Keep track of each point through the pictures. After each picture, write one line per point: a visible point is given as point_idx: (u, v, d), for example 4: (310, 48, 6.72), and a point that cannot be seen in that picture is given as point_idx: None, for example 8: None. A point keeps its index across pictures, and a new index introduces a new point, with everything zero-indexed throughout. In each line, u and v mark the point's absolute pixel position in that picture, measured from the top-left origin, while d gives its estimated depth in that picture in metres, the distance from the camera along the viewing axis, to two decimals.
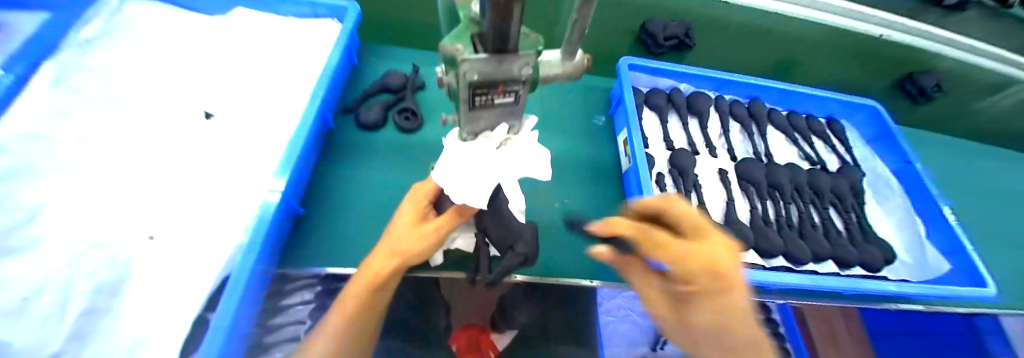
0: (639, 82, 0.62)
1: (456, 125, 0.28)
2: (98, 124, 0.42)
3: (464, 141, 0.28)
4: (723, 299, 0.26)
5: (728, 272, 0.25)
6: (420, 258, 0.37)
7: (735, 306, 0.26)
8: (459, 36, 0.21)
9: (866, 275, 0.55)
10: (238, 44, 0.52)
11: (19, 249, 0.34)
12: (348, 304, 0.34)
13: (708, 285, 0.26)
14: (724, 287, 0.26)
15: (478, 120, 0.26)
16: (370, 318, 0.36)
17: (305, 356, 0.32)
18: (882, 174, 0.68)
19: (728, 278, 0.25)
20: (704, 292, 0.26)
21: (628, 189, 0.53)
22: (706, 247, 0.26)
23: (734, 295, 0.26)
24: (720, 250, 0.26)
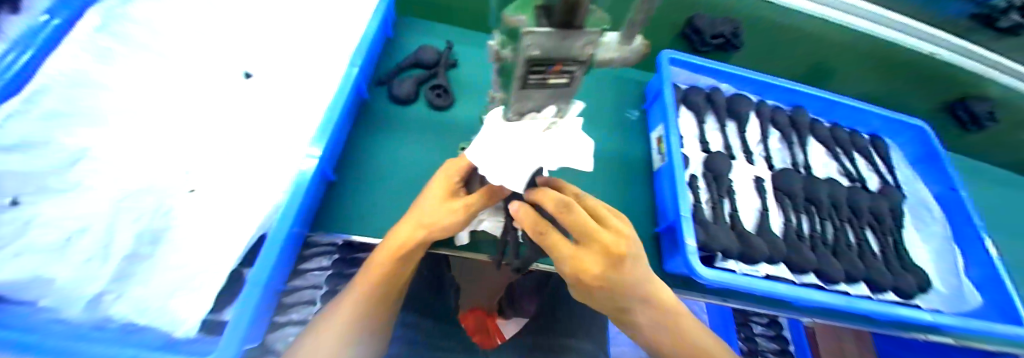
0: (677, 79, 0.60)
1: (502, 103, 0.27)
2: (143, 76, 0.43)
3: (508, 121, 0.27)
4: (592, 293, 0.31)
5: (591, 283, 0.29)
6: (445, 234, 0.36)
7: (602, 299, 0.31)
8: (522, 7, 0.20)
9: (899, 301, 0.52)
10: (277, 5, 0.51)
11: (64, 190, 0.35)
12: (372, 273, 0.35)
13: (577, 285, 0.30)
14: (590, 288, 0.30)
15: (527, 99, 0.25)
16: (391, 289, 0.36)
17: (335, 315, 0.35)
18: (925, 200, 0.63)
19: (591, 284, 0.29)
20: (575, 285, 0.31)
21: (658, 189, 0.51)
22: (578, 257, 0.28)
23: (601, 294, 0.31)
24: (594, 269, 0.28)
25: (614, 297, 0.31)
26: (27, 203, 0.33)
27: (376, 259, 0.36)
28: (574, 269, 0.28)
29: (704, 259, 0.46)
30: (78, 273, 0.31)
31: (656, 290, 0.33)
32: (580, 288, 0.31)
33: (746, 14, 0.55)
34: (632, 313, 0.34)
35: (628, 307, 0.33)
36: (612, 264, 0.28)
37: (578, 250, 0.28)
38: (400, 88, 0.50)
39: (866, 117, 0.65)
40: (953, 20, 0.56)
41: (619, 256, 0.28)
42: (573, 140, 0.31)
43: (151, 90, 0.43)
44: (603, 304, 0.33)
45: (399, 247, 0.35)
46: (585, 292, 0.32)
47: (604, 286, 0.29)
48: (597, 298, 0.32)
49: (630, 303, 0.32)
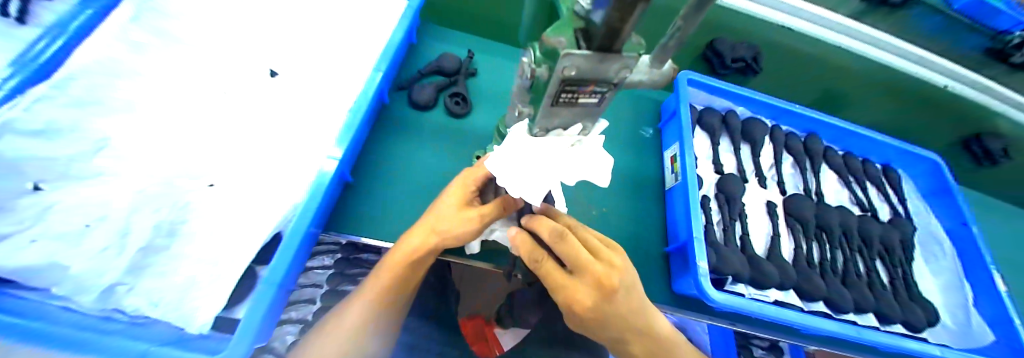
0: (694, 99, 0.61)
1: (530, 117, 0.27)
2: (169, 69, 0.44)
3: (533, 135, 0.28)
4: (587, 325, 0.29)
5: (585, 314, 0.27)
6: (456, 243, 0.36)
7: (598, 330, 0.29)
8: (562, 28, 0.20)
9: (906, 334, 0.52)
10: (305, 7, 0.52)
11: (88, 179, 0.36)
12: (381, 278, 0.36)
13: (572, 316, 0.29)
14: (585, 320, 0.28)
15: (555, 117, 0.25)
16: (399, 293, 0.37)
17: (342, 317, 0.35)
18: (936, 233, 0.63)
19: (585, 316, 0.27)
20: (571, 317, 0.29)
21: (671, 209, 0.51)
22: (574, 289, 0.26)
23: (599, 326, 0.29)
24: (587, 300, 0.26)
25: (612, 329, 0.29)
26: (49, 189, 0.34)
27: (388, 263, 0.36)
28: (566, 302, 0.27)
29: (714, 282, 0.46)
30: (97, 263, 0.32)
31: (654, 320, 0.31)
32: (576, 320, 0.29)
33: (765, 40, 0.56)
34: (632, 345, 0.31)
35: (627, 339, 0.31)
36: (606, 295, 0.26)
37: (573, 282, 0.26)
38: (421, 95, 0.51)
39: (879, 147, 0.65)
40: (966, 54, 0.57)
41: (612, 287, 0.25)
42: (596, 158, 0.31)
43: (176, 83, 0.43)
44: (602, 336, 0.31)
45: (411, 253, 0.35)
46: (581, 323, 0.30)
47: (600, 318, 0.27)
48: (594, 330, 0.30)
49: (628, 335, 0.30)
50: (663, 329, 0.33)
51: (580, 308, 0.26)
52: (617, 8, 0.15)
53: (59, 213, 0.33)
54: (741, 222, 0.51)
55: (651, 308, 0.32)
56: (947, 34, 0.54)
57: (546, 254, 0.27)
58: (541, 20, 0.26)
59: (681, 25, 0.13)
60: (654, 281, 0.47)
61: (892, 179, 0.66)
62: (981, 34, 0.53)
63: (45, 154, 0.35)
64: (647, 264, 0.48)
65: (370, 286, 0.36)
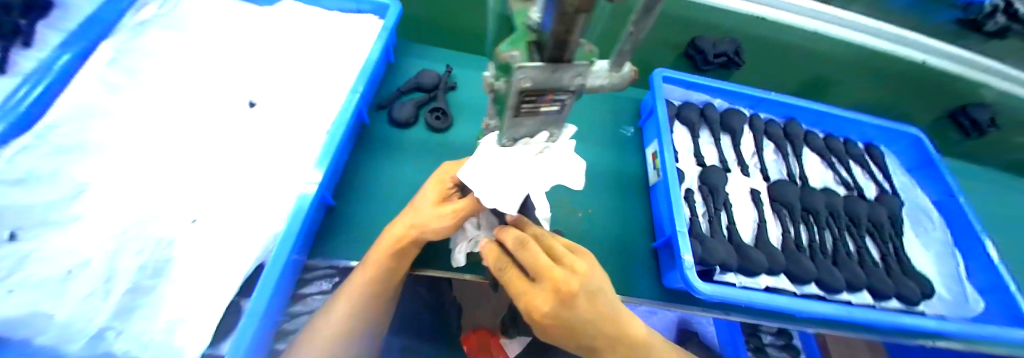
0: (671, 95, 0.62)
1: (497, 130, 0.28)
2: (147, 109, 0.45)
3: (503, 146, 0.28)
4: (556, 333, 0.30)
5: (548, 322, 0.28)
6: (434, 236, 0.37)
7: (568, 338, 0.30)
8: (515, 42, 0.21)
9: (902, 309, 0.51)
10: (281, 35, 0.53)
11: (71, 225, 0.36)
12: (360, 279, 0.36)
13: (538, 324, 0.29)
14: (552, 328, 0.29)
15: (520, 126, 0.26)
16: (383, 287, 0.37)
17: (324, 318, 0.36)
18: (923, 206, 0.63)
19: (550, 324, 0.28)
20: (540, 327, 0.30)
21: (655, 205, 0.52)
22: (531, 295, 0.28)
23: (568, 337, 0.29)
24: (548, 308, 0.27)
25: (582, 338, 0.29)
26: (27, 237, 0.34)
27: (375, 254, 0.37)
28: (525, 308, 0.28)
29: (703, 273, 0.46)
30: (85, 307, 0.32)
31: (626, 326, 0.31)
32: (544, 329, 0.30)
33: (745, 34, 0.57)
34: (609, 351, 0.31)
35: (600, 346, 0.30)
36: (565, 301, 0.27)
37: (531, 288, 0.28)
38: (402, 113, 0.51)
39: (857, 126, 0.66)
40: (941, 26, 0.58)
41: (569, 293, 0.26)
42: (565, 162, 0.31)
43: (155, 123, 0.44)
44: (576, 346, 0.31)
45: (396, 240, 0.37)
46: (551, 332, 0.30)
47: (565, 327, 0.28)
48: (565, 338, 0.30)
49: (599, 342, 0.30)
50: (639, 336, 0.32)
51: (537, 314, 0.28)
52: (558, 22, 0.16)
53: (44, 261, 0.33)
54: (727, 212, 0.52)
55: (625, 312, 0.31)
56: (918, 8, 0.55)
57: (508, 262, 0.29)
58: (499, 35, 0.26)
59: (634, 33, 0.13)
60: (645, 278, 0.47)
61: (875, 158, 0.67)
62: (952, 7, 0.54)
63: (27, 203, 0.35)
64: (636, 261, 0.48)
65: (357, 278, 0.37)
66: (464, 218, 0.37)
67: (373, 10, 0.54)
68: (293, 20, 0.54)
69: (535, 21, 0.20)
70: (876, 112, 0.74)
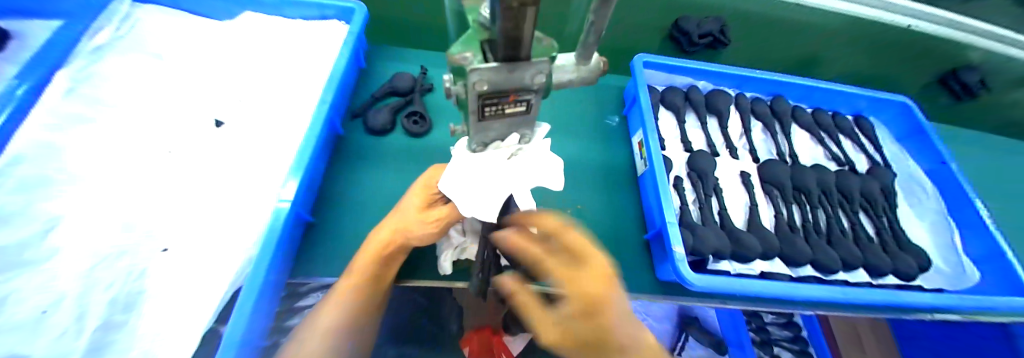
0: (653, 81, 0.61)
1: (465, 135, 0.26)
2: (108, 136, 0.43)
3: (474, 151, 0.27)
4: (594, 333, 0.27)
5: (596, 310, 0.26)
6: (421, 241, 0.37)
7: (605, 341, 0.27)
8: (467, 43, 0.19)
9: (899, 284, 0.51)
10: (245, 48, 0.51)
11: (32, 263, 0.34)
12: (344, 291, 0.35)
13: (583, 316, 0.27)
14: (597, 323, 0.26)
15: (488, 130, 0.24)
16: (371, 296, 0.36)
17: (303, 334, 0.34)
18: (916, 176, 0.62)
19: (595, 314, 0.26)
20: (579, 324, 0.27)
21: (645, 195, 0.51)
22: (589, 277, 0.28)
23: (611, 332, 0.26)
24: (598, 291, 0.27)
25: (626, 333, 0.27)
26: (5, 279, 0.33)
27: (360, 261, 0.36)
28: (588, 290, 0.27)
29: (696, 263, 0.45)
30: (54, 349, 0.31)
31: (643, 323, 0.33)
32: (584, 326, 0.27)
33: (731, 11, 0.55)
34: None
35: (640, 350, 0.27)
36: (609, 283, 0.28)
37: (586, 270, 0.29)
38: (379, 119, 0.50)
39: (846, 99, 0.65)
40: None
41: (608, 275, 0.29)
42: (541, 162, 0.30)
43: (118, 149, 0.42)
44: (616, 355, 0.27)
45: (381, 246, 0.36)
46: (585, 335, 0.27)
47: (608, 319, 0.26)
48: (603, 341, 0.26)
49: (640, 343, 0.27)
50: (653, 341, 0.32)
51: (603, 295, 0.27)
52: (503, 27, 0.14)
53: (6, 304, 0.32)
54: (717, 197, 0.51)
55: None
56: None
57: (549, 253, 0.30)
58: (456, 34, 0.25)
59: (596, 21, 0.11)
60: (637, 271, 0.46)
61: (868, 131, 0.66)
62: None
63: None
64: (628, 253, 0.48)
65: (342, 287, 0.35)
66: (448, 225, 0.36)
67: (340, 15, 0.53)
68: (257, 32, 0.52)
69: (485, 18, 0.18)
70: (863, 82, 0.73)
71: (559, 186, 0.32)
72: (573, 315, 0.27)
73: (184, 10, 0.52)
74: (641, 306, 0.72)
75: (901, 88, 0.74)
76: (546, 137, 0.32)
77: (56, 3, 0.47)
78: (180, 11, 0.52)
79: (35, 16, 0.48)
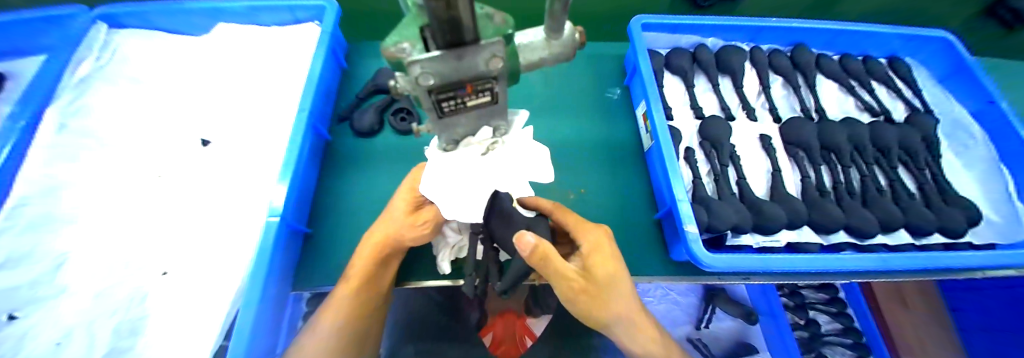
0: (655, 45, 0.56)
1: (432, 134, 0.24)
2: (102, 167, 0.43)
3: (447, 151, 0.24)
4: (600, 303, 0.28)
5: (604, 285, 0.28)
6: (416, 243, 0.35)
7: (611, 310, 0.28)
8: (405, 32, 0.16)
9: (946, 242, 0.46)
10: (222, 61, 0.50)
11: (47, 299, 0.35)
12: (341, 298, 0.34)
13: (591, 291, 0.28)
14: (602, 294, 0.28)
15: (454, 126, 0.22)
16: (372, 299, 0.35)
17: (304, 341, 0.33)
18: (961, 119, 0.55)
19: (602, 288, 0.28)
20: (587, 299, 0.28)
21: (653, 171, 0.47)
22: (599, 247, 0.29)
23: (614, 301, 0.28)
24: (608, 266, 0.28)
25: (627, 302, 0.29)
26: (24, 316, 0.34)
27: (357, 266, 0.34)
28: (602, 257, 0.28)
29: (712, 240, 0.42)
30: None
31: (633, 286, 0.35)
32: (593, 299, 0.28)
33: None
34: (635, 326, 0.31)
35: (635, 316, 0.31)
36: (616, 256, 0.29)
37: (593, 239, 0.29)
38: (365, 121, 0.48)
39: (879, 40, 0.58)
40: None
41: (614, 252, 0.29)
42: (525, 152, 0.27)
43: (114, 178, 0.42)
44: (613, 321, 0.29)
45: (374, 249, 0.34)
46: (589, 305, 0.28)
47: (613, 289, 0.28)
48: (606, 311, 0.28)
49: (635, 311, 0.30)
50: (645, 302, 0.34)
51: (614, 259, 0.29)
52: (439, 23, 0.11)
53: (26, 340, 0.33)
54: (734, 165, 0.47)
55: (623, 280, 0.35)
56: None
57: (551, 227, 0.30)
58: None
59: None
60: (648, 253, 0.43)
61: (906, 76, 0.58)
62: None
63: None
64: (638, 234, 0.45)
65: (340, 295, 0.34)
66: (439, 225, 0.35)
67: (313, 16, 0.50)
68: (232, 42, 0.50)
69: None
70: (901, 21, 0.64)
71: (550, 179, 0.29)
72: (580, 292, 0.28)
73: (159, 29, 0.51)
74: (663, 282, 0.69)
75: (942, 25, 0.65)
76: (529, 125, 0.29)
77: (37, 39, 0.48)
78: (155, 31, 0.51)
79: (24, 54, 0.49)
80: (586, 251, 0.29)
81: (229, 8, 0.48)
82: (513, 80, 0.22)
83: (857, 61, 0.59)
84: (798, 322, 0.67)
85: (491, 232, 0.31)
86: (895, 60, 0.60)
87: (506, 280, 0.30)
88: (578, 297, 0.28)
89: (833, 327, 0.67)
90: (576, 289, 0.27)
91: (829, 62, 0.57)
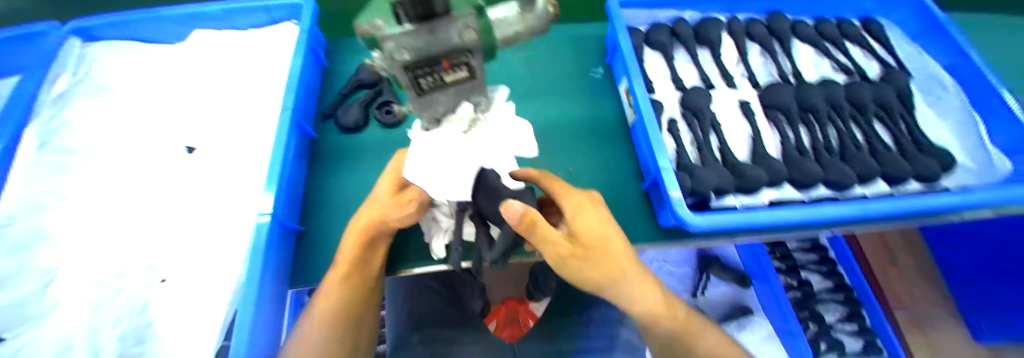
0: (634, 22, 0.56)
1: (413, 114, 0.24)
2: (87, 181, 0.43)
3: (429, 129, 0.26)
4: (591, 264, 0.29)
5: (590, 246, 0.29)
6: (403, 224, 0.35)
7: (604, 271, 0.30)
8: (380, 10, 0.17)
9: (922, 189, 0.47)
10: (197, 68, 0.49)
11: (39, 315, 0.36)
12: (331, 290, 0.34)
13: (582, 254, 0.29)
14: (591, 255, 0.29)
15: (434, 103, 0.23)
16: (363, 283, 0.35)
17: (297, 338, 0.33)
18: (935, 73, 0.57)
19: (590, 249, 0.29)
20: (580, 262, 0.29)
21: (638, 145, 0.49)
22: (584, 212, 0.30)
23: (605, 261, 0.30)
24: (593, 228, 0.30)
25: (618, 261, 0.30)
26: (13, 336, 0.35)
27: (343, 252, 0.35)
28: (587, 221, 0.30)
29: (698, 204, 0.43)
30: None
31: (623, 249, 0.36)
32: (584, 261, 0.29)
33: None
34: (630, 285, 0.32)
35: (629, 276, 0.31)
36: (600, 218, 0.31)
37: (578, 205, 0.31)
38: (351, 118, 0.48)
39: (850, 2, 0.59)
40: None
41: (599, 215, 0.31)
42: (507, 128, 0.29)
43: (99, 192, 0.42)
44: (608, 282, 0.31)
45: (359, 233, 0.34)
46: (582, 267, 0.29)
47: (601, 250, 0.30)
48: (601, 272, 0.30)
49: (628, 270, 0.31)
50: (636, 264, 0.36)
51: (600, 223, 0.30)
52: None
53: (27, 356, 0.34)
54: (716, 133, 0.48)
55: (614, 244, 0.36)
56: None
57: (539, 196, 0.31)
58: None
59: None
60: (638, 223, 0.45)
61: (879, 36, 0.60)
62: None
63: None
64: (627, 207, 0.46)
65: (329, 287, 0.34)
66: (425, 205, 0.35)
67: (288, 15, 0.50)
68: (207, 47, 0.49)
69: None
70: None
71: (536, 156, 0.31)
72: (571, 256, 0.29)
73: (129, 38, 0.49)
74: (657, 255, 0.73)
75: None
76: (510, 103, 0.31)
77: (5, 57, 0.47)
78: (124, 39, 0.49)
79: None
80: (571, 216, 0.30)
81: (203, 15, 0.47)
82: (491, 56, 0.23)
83: (832, 24, 0.60)
84: (791, 284, 0.70)
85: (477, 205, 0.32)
86: (868, 20, 0.61)
87: (496, 251, 0.31)
88: (571, 261, 0.29)
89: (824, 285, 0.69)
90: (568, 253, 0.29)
91: (804, 27, 0.58)
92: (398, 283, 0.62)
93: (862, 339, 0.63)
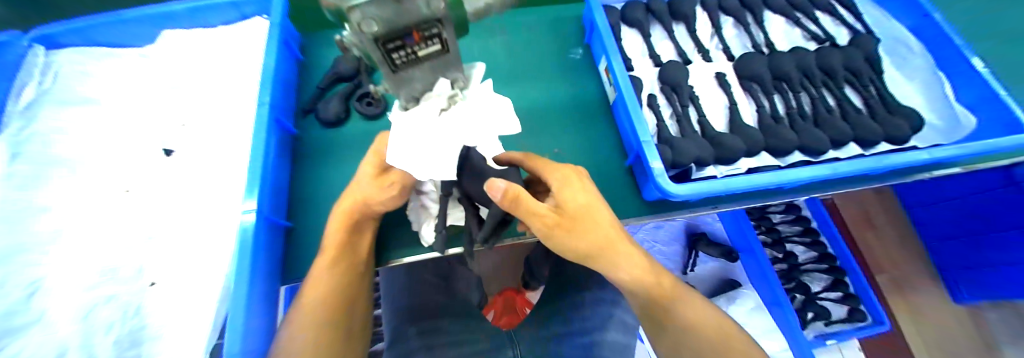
0: (609, 0, 0.57)
1: (391, 93, 0.25)
2: (64, 189, 0.42)
3: (407, 109, 0.26)
4: (579, 236, 0.30)
5: (578, 218, 0.30)
6: (387, 207, 0.36)
7: (592, 242, 0.31)
8: None
9: (893, 149, 0.49)
10: (170, 70, 0.48)
11: (20, 328, 0.35)
12: (320, 282, 0.35)
13: (571, 228, 0.30)
14: (579, 227, 0.30)
15: (410, 80, 0.23)
16: (351, 270, 0.37)
17: (285, 332, 0.34)
18: (900, 36, 0.59)
19: (577, 222, 0.30)
20: (568, 235, 0.30)
21: (620, 121, 0.49)
22: (568, 187, 0.31)
23: (592, 233, 0.30)
24: (580, 201, 0.31)
25: (603, 232, 0.31)
26: None
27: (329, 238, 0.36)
28: (572, 195, 0.30)
29: (679, 176, 0.44)
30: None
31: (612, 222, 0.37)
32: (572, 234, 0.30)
33: None
34: (614, 255, 0.33)
35: (614, 247, 0.32)
36: (586, 191, 0.31)
37: (562, 180, 0.31)
38: (330, 110, 0.48)
39: None
40: None
41: (584, 188, 0.31)
42: (487, 105, 0.28)
43: (77, 201, 0.41)
44: (594, 254, 0.32)
45: (344, 216, 0.35)
46: (570, 240, 0.30)
47: (587, 222, 0.30)
48: (589, 244, 0.31)
49: (614, 241, 0.32)
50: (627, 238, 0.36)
51: (585, 196, 0.31)
52: None
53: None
54: (695, 106, 0.49)
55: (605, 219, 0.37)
56: None
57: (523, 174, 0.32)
58: None
59: None
60: (624, 198, 0.46)
61: (846, 3, 0.61)
62: None
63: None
64: (612, 182, 0.47)
65: (317, 279, 0.35)
66: (408, 187, 0.35)
67: (257, 9, 0.49)
68: (177, 48, 0.48)
69: None
70: None
71: (519, 132, 0.30)
72: (559, 230, 0.29)
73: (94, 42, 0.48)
74: (647, 235, 0.75)
75: None
76: (489, 81, 0.30)
77: None
78: (89, 44, 0.47)
79: None
80: (558, 192, 0.31)
81: (163, 12, 0.46)
82: (463, 29, 0.23)
83: None
84: (777, 256, 0.72)
85: (464, 186, 0.32)
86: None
87: (486, 229, 0.32)
88: (560, 235, 0.30)
89: (807, 255, 0.72)
90: (556, 226, 0.29)
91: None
92: (393, 272, 0.62)
93: (846, 305, 0.65)
